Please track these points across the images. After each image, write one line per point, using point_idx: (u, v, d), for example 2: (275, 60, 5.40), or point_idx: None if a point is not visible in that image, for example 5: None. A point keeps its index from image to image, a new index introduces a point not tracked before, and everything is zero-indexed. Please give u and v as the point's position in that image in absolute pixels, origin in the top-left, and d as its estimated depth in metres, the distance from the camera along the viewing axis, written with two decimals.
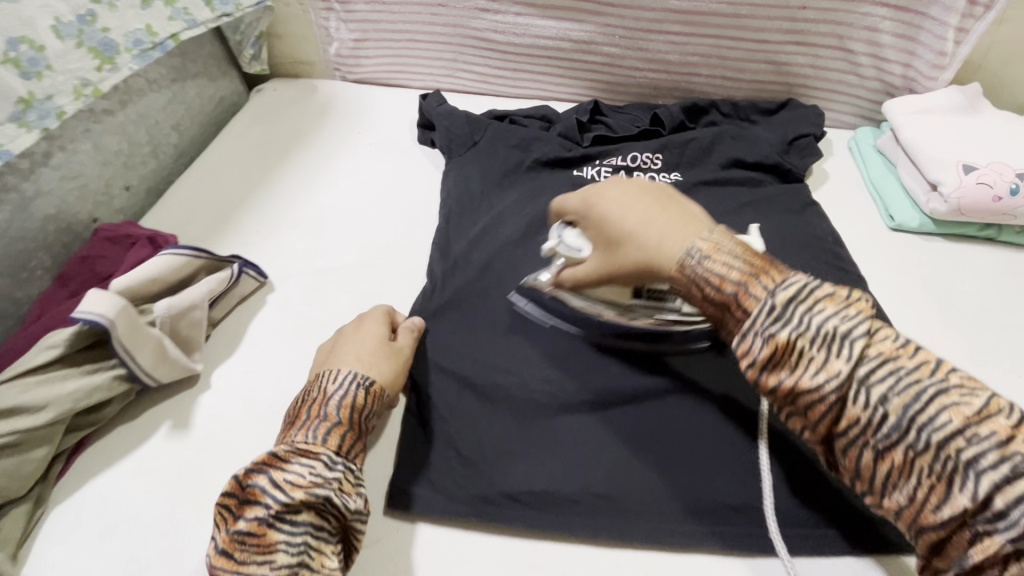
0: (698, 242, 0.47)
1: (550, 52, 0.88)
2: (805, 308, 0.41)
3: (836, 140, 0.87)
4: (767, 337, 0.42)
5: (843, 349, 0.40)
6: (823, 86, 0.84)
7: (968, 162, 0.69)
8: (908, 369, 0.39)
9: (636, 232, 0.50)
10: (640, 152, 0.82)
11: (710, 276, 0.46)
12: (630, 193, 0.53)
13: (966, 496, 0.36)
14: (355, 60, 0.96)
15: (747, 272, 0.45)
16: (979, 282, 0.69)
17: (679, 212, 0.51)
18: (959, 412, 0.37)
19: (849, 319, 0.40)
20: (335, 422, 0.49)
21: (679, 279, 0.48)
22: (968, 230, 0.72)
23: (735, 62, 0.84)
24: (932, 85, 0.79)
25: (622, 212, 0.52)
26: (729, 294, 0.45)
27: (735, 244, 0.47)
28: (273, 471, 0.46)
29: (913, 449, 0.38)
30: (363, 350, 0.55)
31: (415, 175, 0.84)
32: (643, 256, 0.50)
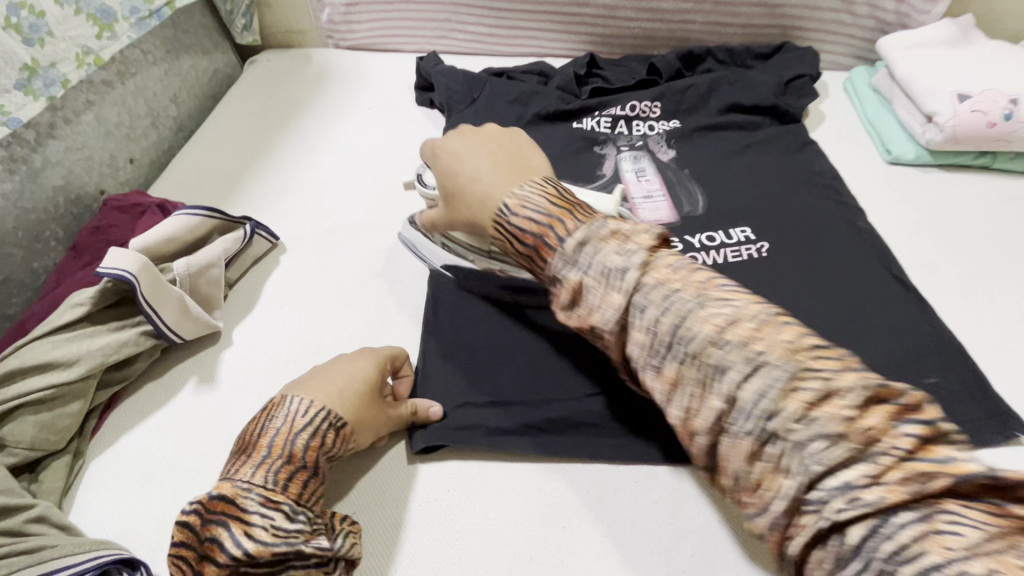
0: (508, 198, 0.51)
1: (543, 6, 0.87)
2: (593, 251, 0.46)
3: (830, 81, 0.87)
4: (565, 282, 0.46)
5: (623, 279, 0.43)
6: (817, 27, 0.84)
7: (963, 91, 0.70)
8: (738, 347, 0.38)
9: (468, 189, 0.55)
10: (639, 101, 0.82)
11: (519, 227, 0.50)
12: (471, 145, 0.58)
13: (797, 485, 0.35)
14: (347, 26, 0.96)
15: (545, 222, 0.49)
16: (976, 208, 0.70)
17: (512, 169, 0.54)
18: (800, 398, 0.35)
19: (626, 254, 0.44)
20: (292, 460, 0.45)
21: (499, 234, 0.52)
22: (963, 159, 0.73)
23: (729, 7, 0.84)
24: (924, 19, 0.80)
25: (469, 167, 0.56)
26: (529, 245, 0.49)
27: (542, 195, 0.50)
28: (233, 523, 0.42)
29: (753, 436, 0.36)
30: (347, 389, 0.51)
31: (415, 136, 0.84)
32: (472, 211, 0.54)
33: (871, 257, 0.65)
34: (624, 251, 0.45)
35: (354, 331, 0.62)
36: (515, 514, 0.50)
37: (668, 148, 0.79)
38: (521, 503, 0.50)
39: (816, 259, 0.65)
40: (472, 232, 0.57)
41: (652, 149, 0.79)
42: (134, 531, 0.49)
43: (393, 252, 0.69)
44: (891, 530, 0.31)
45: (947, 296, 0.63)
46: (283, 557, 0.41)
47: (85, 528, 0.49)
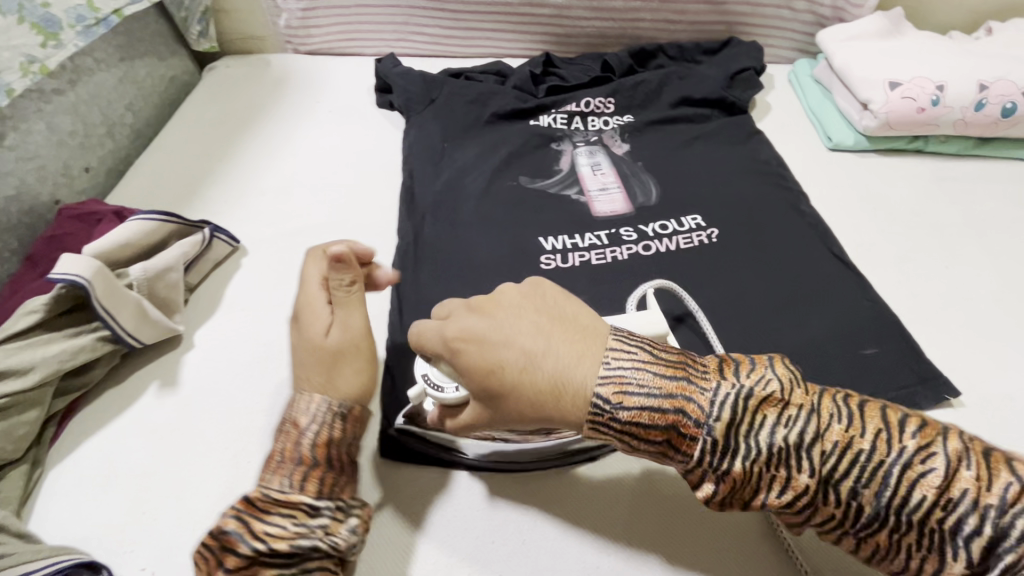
0: (601, 385, 0.41)
1: (497, 7, 0.90)
2: (744, 433, 0.39)
3: (775, 74, 0.91)
4: (722, 473, 0.40)
5: (803, 462, 0.39)
6: (759, 22, 0.88)
7: (894, 78, 0.74)
8: (847, 430, 0.39)
9: (523, 384, 0.42)
10: (594, 98, 0.85)
11: (641, 426, 0.40)
12: (498, 320, 0.44)
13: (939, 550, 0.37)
14: (305, 31, 0.96)
15: (665, 403, 0.40)
16: (911, 189, 0.74)
17: (580, 351, 0.42)
18: (928, 483, 0.37)
19: (792, 424, 0.39)
20: (307, 462, 0.45)
21: (617, 438, 0.42)
22: (898, 143, 0.77)
23: (676, 5, 0.87)
24: (858, 13, 0.84)
25: (501, 346, 0.43)
26: (663, 440, 0.41)
27: (640, 369, 0.41)
28: (252, 522, 0.43)
29: (904, 532, 0.38)
30: (336, 373, 0.49)
31: (376, 138, 0.85)
32: (538, 405, 0.42)
33: (813, 238, 0.68)
34: (787, 421, 0.39)
35: None
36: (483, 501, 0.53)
37: (622, 142, 0.81)
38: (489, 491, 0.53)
39: (764, 243, 0.68)
40: (534, 425, 0.45)
41: (607, 144, 0.81)
42: (96, 535, 0.49)
43: None
44: (963, 516, 0.36)
45: (884, 273, 0.66)
46: (300, 552, 0.42)
47: (44, 535, 0.49)
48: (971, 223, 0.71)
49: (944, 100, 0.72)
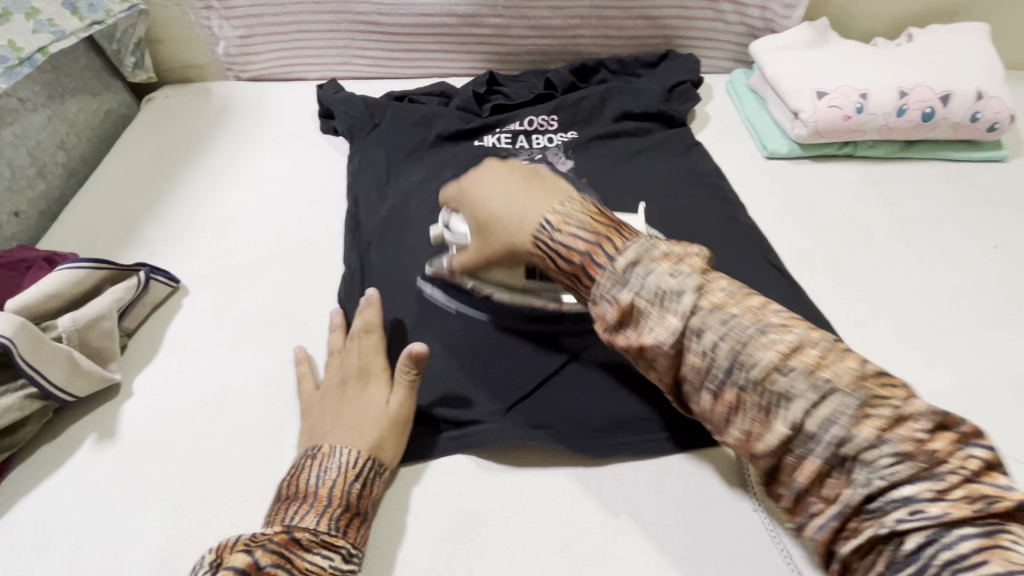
0: (550, 216, 0.50)
1: (437, 29, 0.90)
2: (715, 317, 0.42)
3: (714, 84, 0.93)
4: (673, 353, 0.43)
5: (747, 365, 0.41)
6: (695, 35, 0.90)
7: (821, 88, 0.77)
8: (838, 383, 0.39)
9: (500, 214, 0.53)
10: (537, 116, 0.86)
11: (565, 245, 0.48)
12: (498, 177, 0.55)
13: (855, 493, 0.38)
14: (245, 58, 0.95)
15: (591, 239, 0.48)
16: (842, 194, 0.77)
17: (546, 195, 0.52)
18: (874, 425, 0.37)
19: (763, 325, 0.42)
20: (349, 507, 0.49)
21: (540, 255, 0.51)
22: (829, 149, 0.80)
23: (613, 21, 0.88)
24: (787, 24, 0.86)
25: (489, 197, 0.54)
26: (577, 263, 0.48)
27: (584, 214, 0.50)
28: (297, 560, 0.44)
29: (800, 455, 0.39)
30: (365, 422, 0.53)
31: (320, 165, 0.85)
32: (508, 236, 0.52)
33: (751, 248, 0.70)
34: (683, 272, 0.44)
35: (261, 368, 0.62)
36: (427, 534, 0.52)
37: (566, 159, 0.82)
38: (433, 523, 0.53)
39: None
40: (510, 263, 0.55)
41: (551, 161, 0.82)
42: None
43: (301, 283, 0.70)
44: (949, 540, 0.35)
45: (818, 278, 0.69)
46: None
47: None
48: (899, 224, 0.74)
49: (868, 108, 0.75)
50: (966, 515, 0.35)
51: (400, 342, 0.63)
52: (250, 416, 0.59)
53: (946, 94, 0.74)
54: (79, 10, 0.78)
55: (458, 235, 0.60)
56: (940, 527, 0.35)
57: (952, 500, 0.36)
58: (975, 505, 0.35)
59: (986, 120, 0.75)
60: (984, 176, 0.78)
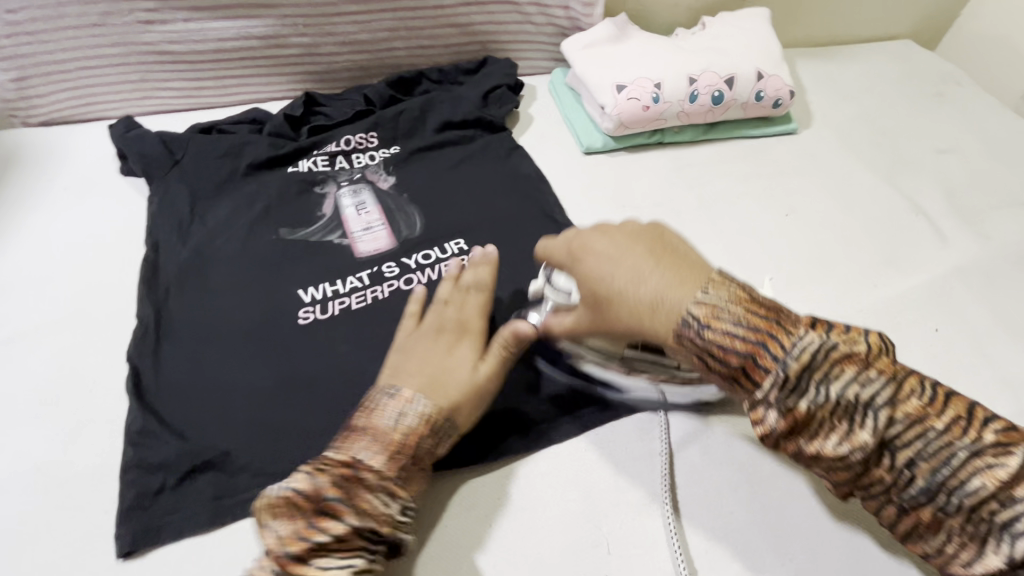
0: (694, 307, 0.48)
1: (240, 53, 0.85)
2: (821, 380, 0.44)
3: (536, 85, 0.95)
4: (787, 410, 0.45)
5: (864, 416, 0.43)
6: (509, 38, 0.91)
7: (620, 81, 0.79)
8: (936, 431, 0.43)
9: (628, 292, 0.52)
10: (355, 134, 0.83)
11: (718, 343, 0.47)
12: (615, 246, 0.55)
13: (1002, 556, 0.41)
14: (28, 102, 0.85)
15: (752, 337, 0.46)
16: (654, 181, 0.80)
17: (677, 272, 0.51)
18: (990, 474, 0.41)
19: (868, 384, 0.43)
20: (407, 453, 0.50)
21: (686, 352, 0.49)
22: (639, 139, 0.83)
23: (423, 31, 0.87)
24: (591, 21, 0.89)
25: (613, 270, 0.53)
26: (738, 366, 0.46)
27: (734, 301, 0.48)
28: (366, 490, 0.47)
29: (942, 511, 0.43)
30: (450, 381, 0.55)
31: (120, 211, 0.77)
32: (634, 319, 0.51)
33: None
34: (867, 380, 0.44)
35: (31, 452, 0.55)
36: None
37: (387, 175, 0.80)
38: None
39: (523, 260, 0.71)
40: (621, 337, 0.54)
41: (371, 180, 0.80)
42: None
43: (89, 349, 0.63)
44: None
45: None
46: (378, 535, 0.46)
47: None
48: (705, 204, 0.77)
49: (663, 97, 0.78)
50: None
51: (198, 392, 0.58)
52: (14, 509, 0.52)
53: (730, 78, 0.79)
54: None
55: (563, 293, 0.59)
56: None
57: None
58: None
59: (770, 98, 0.81)
60: (779, 150, 0.84)
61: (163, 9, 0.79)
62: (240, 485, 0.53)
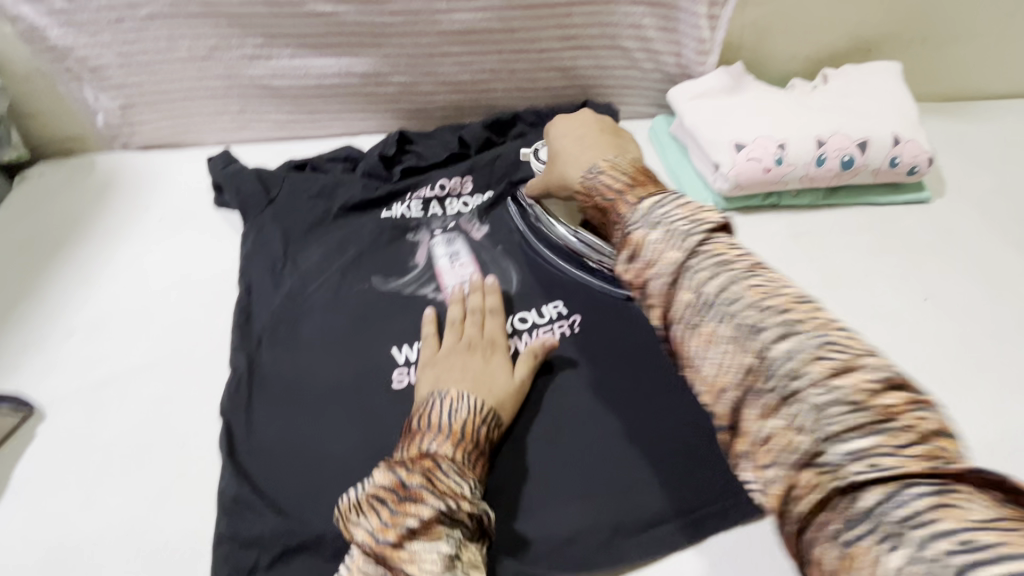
0: (600, 165, 0.57)
1: (338, 90, 0.83)
2: (657, 213, 0.46)
3: (636, 132, 0.90)
4: (629, 233, 0.47)
5: (693, 266, 0.43)
6: (612, 84, 0.86)
7: (739, 139, 0.74)
8: (755, 290, 0.40)
9: (562, 151, 0.63)
10: (449, 178, 0.80)
11: (603, 180, 0.55)
12: (571, 130, 0.65)
13: (784, 412, 0.35)
14: (130, 128, 0.86)
15: (626, 182, 0.53)
16: (771, 250, 0.73)
17: (605, 144, 0.61)
18: (823, 364, 0.35)
19: (697, 222, 0.44)
20: (475, 443, 0.51)
21: (585, 189, 0.58)
22: (753, 201, 0.77)
23: (524, 74, 0.84)
24: (703, 70, 0.83)
25: (561, 140, 0.64)
26: (609, 200, 0.53)
27: (627, 164, 0.56)
28: (436, 481, 0.46)
29: (791, 409, 0.35)
30: (492, 383, 0.57)
31: (211, 246, 0.76)
32: (561, 148, 0.63)
33: None
34: (696, 225, 0.44)
35: (121, 511, 0.53)
36: None
37: (481, 225, 0.77)
38: None
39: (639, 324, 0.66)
40: (560, 191, 0.65)
41: (465, 229, 0.76)
42: None
43: (177, 397, 0.61)
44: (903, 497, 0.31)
45: None
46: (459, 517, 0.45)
47: None
48: (828, 281, 0.70)
49: (787, 159, 0.72)
50: (902, 444, 0.32)
51: (292, 460, 0.56)
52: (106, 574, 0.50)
53: (863, 141, 0.72)
54: None
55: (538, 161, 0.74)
56: (871, 452, 0.32)
57: (885, 436, 0.32)
58: (919, 433, 0.32)
59: (905, 164, 0.74)
60: (909, 222, 0.76)
61: (270, 45, 0.78)
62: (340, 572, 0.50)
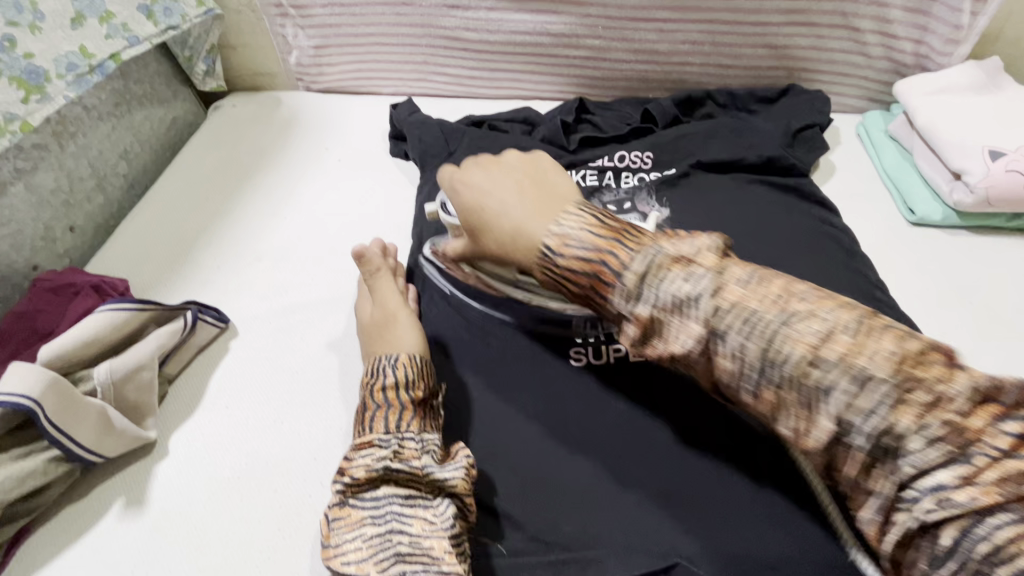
0: (549, 238, 0.45)
1: (526, 48, 0.80)
2: (654, 282, 0.41)
3: (843, 126, 0.79)
4: (631, 314, 0.42)
5: (696, 306, 0.39)
6: (827, 69, 0.77)
7: (995, 147, 0.63)
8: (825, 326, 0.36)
9: (495, 223, 0.49)
10: (629, 151, 0.75)
11: (569, 269, 0.44)
12: (491, 177, 0.52)
13: (855, 434, 0.35)
14: (318, 69, 0.88)
15: (595, 255, 0.43)
16: (1013, 279, 0.63)
17: (537, 202, 0.48)
18: (861, 358, 0.35)
19: (695, 279, 0.40)
20: (386, 403, 0.49)
21: (546, 279, 0.46)
22: (996, 221, 0.66)
23: (729, 49, 0.76)
24: (946, 62, 0.72)
25: (490, 199, 0.50)
26: (586, 284, 0.44)
27: (585, 226, 0.45)
28: (340, 465, 0.47)
29: (778, 385, 0.37)
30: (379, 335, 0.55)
31: (387, 194, 0.76)
32: (501, 246, 0.48)
33: None
34: (692, 274, 0.40)
35: (306, 437, 0.54)
36: None
37: (659, 207, 0.70)
38: None
39: None
40: (503, 266, 0.51)
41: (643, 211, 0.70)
42: None
43: (358, 337, 0.61)
44: (985, 530, 0.31)
45: None
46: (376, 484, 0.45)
47: None
48: None
49: None
50: (968, 477, 0.32)
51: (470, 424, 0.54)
52: (296, 495, 0.51)
53: None
54: (154, 14, 0.73)
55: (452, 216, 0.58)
56: (927, 465, 0.33)
57: (949, 450, 0.33)
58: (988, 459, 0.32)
59: None
60: None
61: None
62: (513, 543, 0.48)
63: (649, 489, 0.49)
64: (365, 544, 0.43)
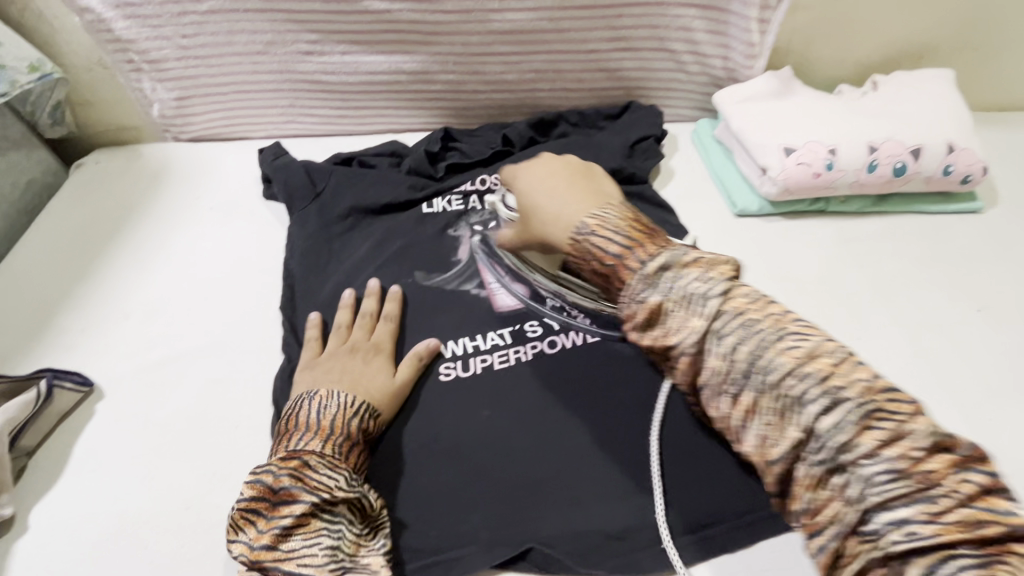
0: (588, 219, 0.50)
1: (387, 87, 0.85)
2: (675, 274, 0.44)
3: (679, 134, 0.89)
4: (642, 301, 0.44)
5: (700, 306, 0.42)
6: (656, 86, 0.86)
7: (788, 144, 0.74)
8: (757, 321, 0.41)
9: (542, 206, 0.55)
10: (490, 174, 0.80)
11: (600, 248, 0.48)
12: (550, 168, 0.58)
13: (798, 428, 0.38)
14: (183, 119, 0.89)
15: (626, 242, 0.47)
16: (816, 255, 0.73)
17: (588, 193, 0.54)
18: (792, 353, 0.39)
19: (709, 281, 0.43)
20: (350, 437, 0.52)
21: (574, 252, 0.51)
22: (801, 206, 0.77)
23: (570, 74, 0.84)
24: (749, 74, 0.83)
25: (540, 191, 0.56)
26: (609, 267, 0.47)
27: (621, 217, 0.49)
28: (309, 478, 0.48)
29: (759, 392, 0.40)
30: (367, 385, 0.58)
31: (260, 236, 0.78)
32: (542, 228, 0.55)
33: None
34: (709, 278, 0.43)
35: (177, 487, 0.55)
36: None
37: None
38: None
39: None
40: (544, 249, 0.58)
41: None
42: None
43: (232, 382, 0.62)
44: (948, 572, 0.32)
45: None
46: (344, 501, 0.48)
47: None
48: (875, 287, 0.70)
49: (837, 164, 0.72)
50: (876, 444, 0.35)
51: None
52: (165, 548, 0.51)
53: (916, 149, 0.73)
54: None
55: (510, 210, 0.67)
56: (850, 452, 0.36)
57: (865, 427, 0.36)
58: (890, 435, 0.35)
59: (959, 173, 0.74)
60: (958, 230, 0.76)
61: (323, 42, 0.79)
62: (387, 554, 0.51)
63: (514, 464, 0.55)
64: (323, 554, 0.45)
